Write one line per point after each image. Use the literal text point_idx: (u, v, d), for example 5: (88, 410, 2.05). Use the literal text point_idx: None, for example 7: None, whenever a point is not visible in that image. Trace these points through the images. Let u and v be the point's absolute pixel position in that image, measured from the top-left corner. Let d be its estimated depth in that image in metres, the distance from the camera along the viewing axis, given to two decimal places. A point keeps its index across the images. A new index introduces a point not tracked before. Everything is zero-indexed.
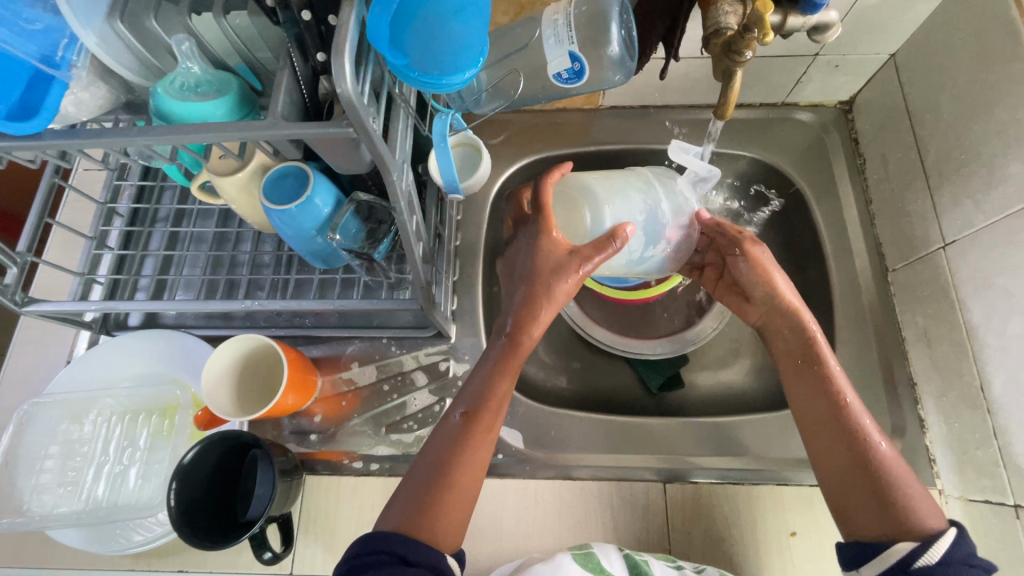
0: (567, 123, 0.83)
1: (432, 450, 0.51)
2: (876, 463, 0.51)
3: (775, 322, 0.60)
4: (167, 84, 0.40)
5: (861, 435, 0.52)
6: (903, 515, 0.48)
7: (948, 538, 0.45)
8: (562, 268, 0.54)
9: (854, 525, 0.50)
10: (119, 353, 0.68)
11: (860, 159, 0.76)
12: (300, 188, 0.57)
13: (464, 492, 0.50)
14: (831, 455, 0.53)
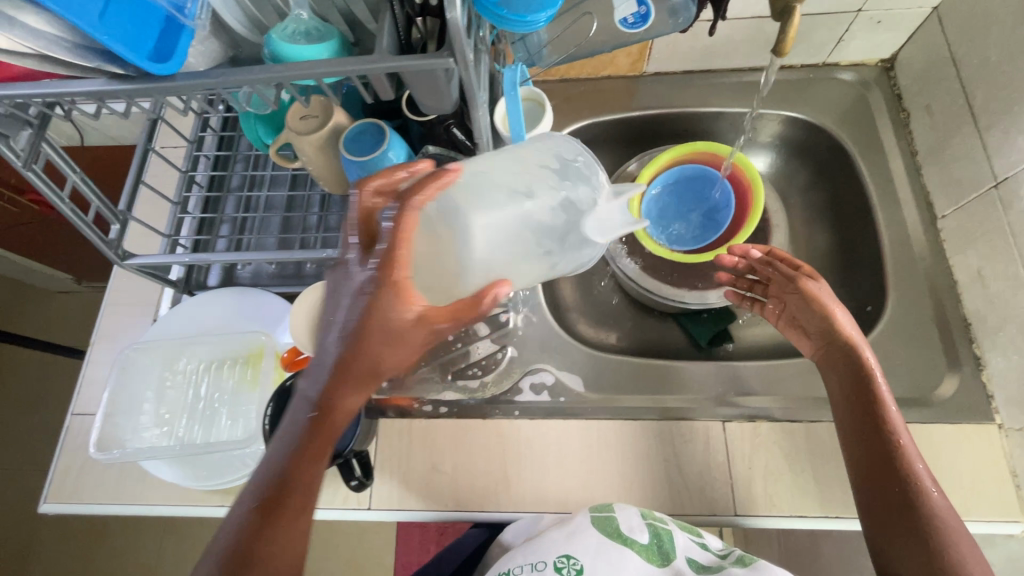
0: (611, 91, 0.86)
1: (247, 505, 0.47)
2: (925, 507, 0.53)
3: (830, 365, 0.62)
4: (281, 30, 0.46)
5: (911, 471, 0.55)
6: (950, 557, 0.50)
7: None
8: (400, 344, 0.44)
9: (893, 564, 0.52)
10: (201, 310, 0.74)
11: (904, 113, 0.78)
12: (376, 143, 0.62)
13: (291, 550, 0.47)
14: (880, 485, 0.55)
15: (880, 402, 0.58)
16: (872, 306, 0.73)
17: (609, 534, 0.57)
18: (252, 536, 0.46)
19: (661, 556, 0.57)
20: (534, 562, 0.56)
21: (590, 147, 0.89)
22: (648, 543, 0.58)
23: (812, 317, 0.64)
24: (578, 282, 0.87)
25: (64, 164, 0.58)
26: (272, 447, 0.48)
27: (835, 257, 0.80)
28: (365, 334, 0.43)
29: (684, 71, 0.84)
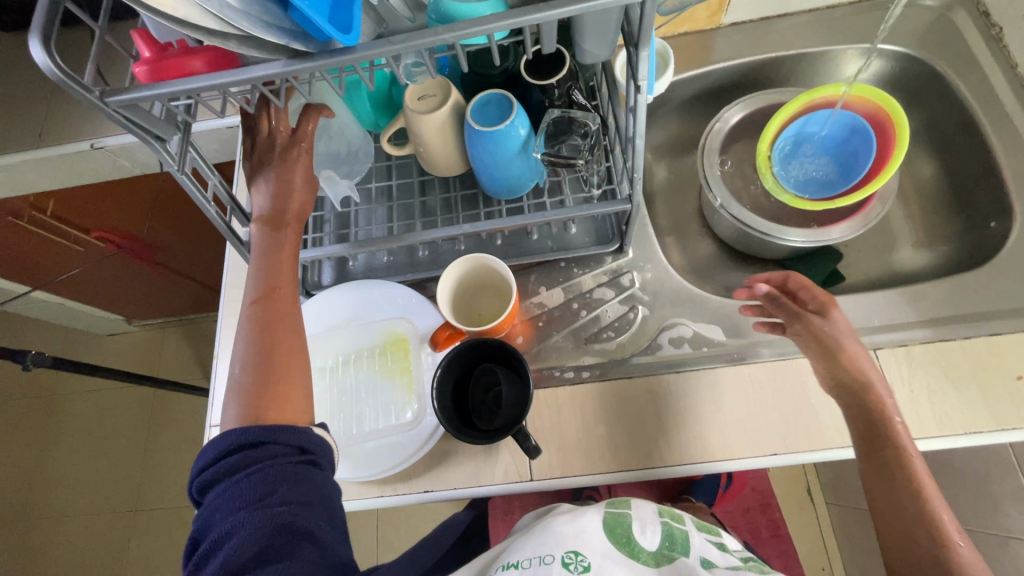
0: (689, 46, 0.87)
1: (248, 327, 0.55)
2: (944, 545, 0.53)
3: (849, 405, 0.60)
4: None
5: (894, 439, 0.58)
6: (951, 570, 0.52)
7: None
8: (311, 190, 0.57)
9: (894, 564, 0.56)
10: (327, 306, 0.74)
11: (994, 29, 0.78)
12: (504, 113, 0.61)
13: (301, 378, 0.54)
14: (900, 535, 0.56)
15: (896, 442, 0.58)
16: (995, 222, 0.73)
17: (618, 531, 0.58)
18: (265, 357, 0.53)
19: (677, 555, 0.57)
20: (542, 554, 0.54)
21: (673, 106, 0.89)
22: (655, 550, 0.58)
23: (825, 359, 0.62)
24: (680, 240, 0.87)
25: (206, 168, 0.58)
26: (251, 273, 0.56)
27: (942, 181, 0.80)
28: (281, 171, 0.55)
29: (761, 17, 0.85)
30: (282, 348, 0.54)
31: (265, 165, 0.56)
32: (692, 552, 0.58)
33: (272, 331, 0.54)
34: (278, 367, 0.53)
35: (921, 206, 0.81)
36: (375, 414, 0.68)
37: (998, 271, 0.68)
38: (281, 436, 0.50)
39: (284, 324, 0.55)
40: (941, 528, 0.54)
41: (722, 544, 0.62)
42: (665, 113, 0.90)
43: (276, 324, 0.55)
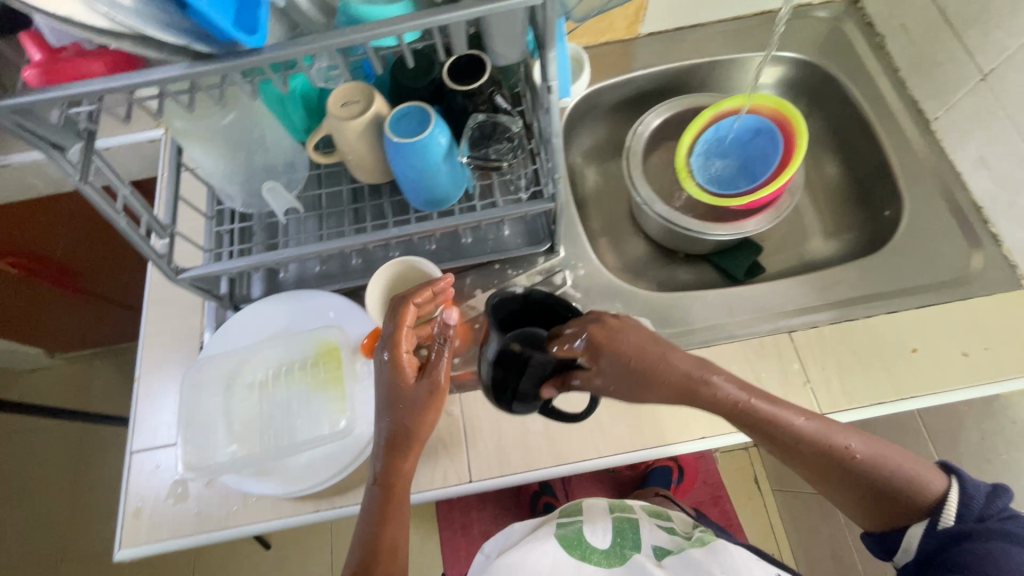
0: (613, 54, 0.91)
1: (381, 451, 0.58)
2: (857, 462, 0.55)
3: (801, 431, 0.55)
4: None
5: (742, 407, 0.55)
6: (906, 498, 0.54)
7: (952, 511, 0.53)
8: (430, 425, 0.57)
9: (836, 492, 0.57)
10: (257, 320, 0.72)
11: (877, 37, 0.86)
12: (424, 122, 0.62)
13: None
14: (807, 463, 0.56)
15: (742, 421, 0.56)
16: (889, 210, 0.79)
17: (571, 539, 0.66)
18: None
19: (627, 553, 0.65)
20: None
21: (600, 111, 0.93)
22: (608, 548, 0.66)
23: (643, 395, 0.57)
24: (612, 240, 0.90)
25: (116, 179, 0.56)
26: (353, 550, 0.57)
27: (843, 176, 0.87)
28: (401, 403, 0.56)
29: (674, 28, 0.90)
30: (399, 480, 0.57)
31: (393, 358, 0.57)
32: (642, 545, 0.66)
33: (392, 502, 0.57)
34: (389, 518, 0.57)
35: (825, 201, 0.88)
36: (308, 426, 0.66)
37: (891, 254, 0.74)
38: None
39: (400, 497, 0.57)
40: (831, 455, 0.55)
41: (671, 526, 0.72)
42: (593, 119, 0.93)
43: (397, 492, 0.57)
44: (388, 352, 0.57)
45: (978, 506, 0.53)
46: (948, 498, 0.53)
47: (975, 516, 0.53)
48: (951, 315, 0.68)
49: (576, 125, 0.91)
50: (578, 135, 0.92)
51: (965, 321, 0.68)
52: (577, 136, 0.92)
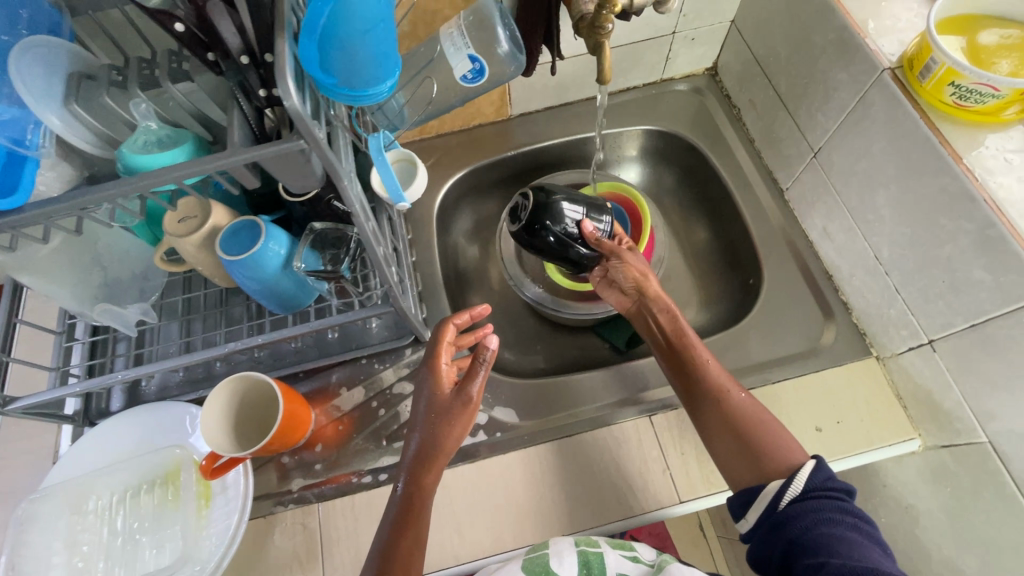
0: (487, 135, 0.92)
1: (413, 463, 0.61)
2: (733, 403, 0.64)
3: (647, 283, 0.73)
4: (131, 143, 0.46)
5: (683, 341, 0.69)
6: (766, 451, 0.60)
7: (805, 470, 0.57)
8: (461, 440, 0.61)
9: (703, 412, 0.65)
10: (108, 438, 0.69)
11: (735, 109, 0.90)
12: (256, 236, 0.62)
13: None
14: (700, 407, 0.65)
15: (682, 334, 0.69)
16: (752, 279, 0.81)
17: None
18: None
19: None
20: None
21: (479, 190, 0.94)
22: None
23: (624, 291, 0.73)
24: (495, 318, 0.90)
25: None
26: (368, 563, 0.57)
27: (713, 243, 0.89)
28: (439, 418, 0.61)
29: (545, 108, 0.93)
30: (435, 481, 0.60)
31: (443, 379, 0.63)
32: None
33: (418, 505, 0.58)
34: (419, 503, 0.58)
35: (699, 268, 0.89)
36: (151, 554, 0.63)
37: (749, 327, 0.75)
38: None
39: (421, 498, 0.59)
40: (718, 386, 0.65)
41: None
42: (473, 197, 0.94)
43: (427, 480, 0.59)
44: (460, 397, 0.61)
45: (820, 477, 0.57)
46: (802, 468, 0.57)
47: (815, 488, 0.56)
48: (804, 391, 0.69)
49: (455, 205, 0.92)
50: (458, 215, 0.93)
51: (817, 397, 0.69)
52: (458, 216, 0.93)
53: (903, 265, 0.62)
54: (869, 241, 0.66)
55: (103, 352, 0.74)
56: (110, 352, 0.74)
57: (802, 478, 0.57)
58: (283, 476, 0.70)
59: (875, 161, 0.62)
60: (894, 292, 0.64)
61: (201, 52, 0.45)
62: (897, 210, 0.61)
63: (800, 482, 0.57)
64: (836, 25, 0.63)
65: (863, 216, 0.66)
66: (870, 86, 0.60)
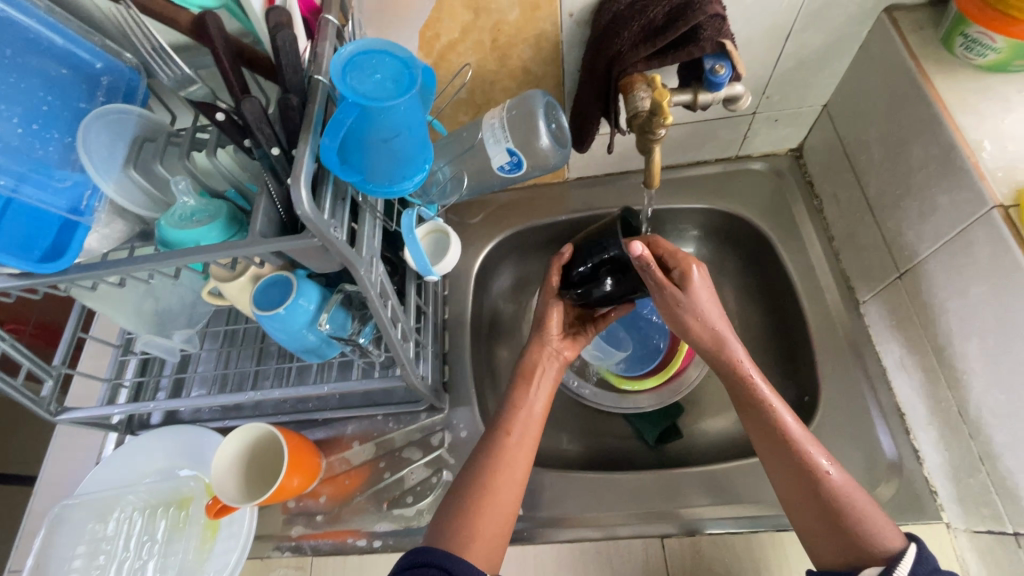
0: (539, 196, 0.89)
1: (478, 450, 0.63)
2: (825, 486, 0.53)
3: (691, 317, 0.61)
4: (169, 217, 0.49)
5: (765, 401, 0.57)
6: (861, 538, 0.51)
7: (912, 556, 0.48)
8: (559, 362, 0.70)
9: (785, 484, 0.56)
10: (141, 452, 0.74)
11: (817, 200, 0.81)
12: (286, 293, 0.63)
13: (491, 532, 0.57)
14: (788, 480, 0.55)
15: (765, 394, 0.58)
16: (808, 397, 0.72)
17: None
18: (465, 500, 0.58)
19: None
20: None
21: (525, 250, 0.91)
22: None
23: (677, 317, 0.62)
24: None
25: (20, 355, 0.58)
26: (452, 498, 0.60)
27: (770, 343, 0.80)
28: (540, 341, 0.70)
29: (604, 174, 0.88)
30: (510, 462, 0.61)
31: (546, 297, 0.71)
32: None
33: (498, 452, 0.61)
34: (494, 477, 0.60)
35: (751, 368, 0.81)
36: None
37: None
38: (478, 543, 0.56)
39: (494, 479, 0.60)
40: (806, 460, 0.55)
41: None
42: (518, 256, 0.91)
43: (497, 462, 0.60)
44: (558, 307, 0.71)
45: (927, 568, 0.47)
46: (904, 554, 0.48)
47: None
48: None
49: (497, 263, 0.90)
50: (500, 273, 0.91)
51: None
52: (499, 274, 0.91)
53: (992, 434, 0.52)
54: (954, 392, 0.56)
55: (151, 371, 0.79)
56: (157, 372, 0.79)
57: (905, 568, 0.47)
58: (285, 521, 0.71)
59: (972, 308, 0.53)
60: (977, 459, 0.54)
61: (239, 137, 0.46)
62: (992, 368, 0.51)
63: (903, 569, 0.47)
64: (942, 141, 0.54)
65: (950, 363, 0.56)
66: (974, 222, 0.51)
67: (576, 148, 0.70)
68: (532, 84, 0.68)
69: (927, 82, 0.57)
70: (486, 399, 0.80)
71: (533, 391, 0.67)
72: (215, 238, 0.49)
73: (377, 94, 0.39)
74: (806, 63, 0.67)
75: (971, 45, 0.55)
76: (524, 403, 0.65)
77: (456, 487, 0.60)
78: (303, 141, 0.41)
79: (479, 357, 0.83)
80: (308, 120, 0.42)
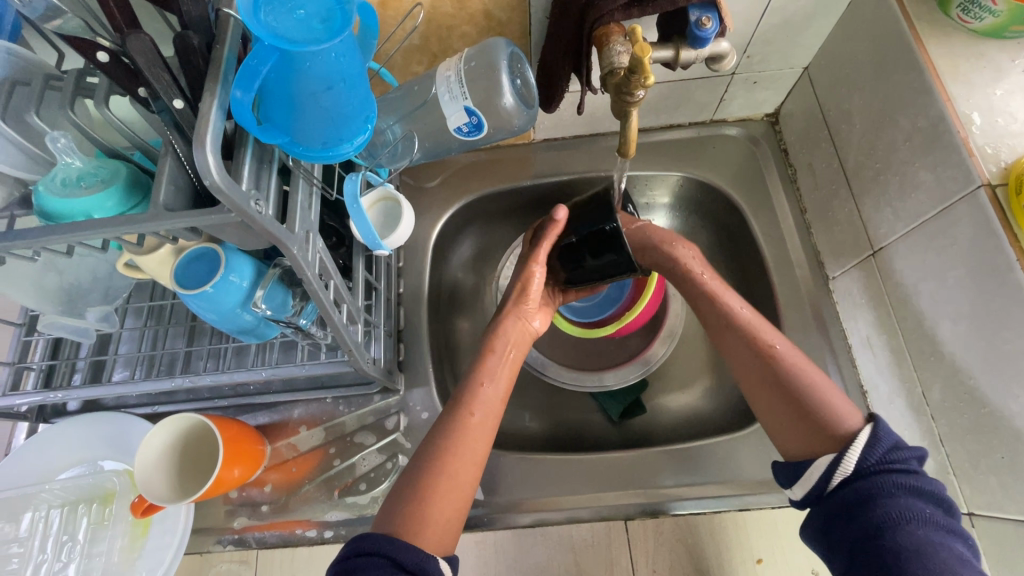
0: (503, 159, 0.83)
1: (438, 426, 0.57)
2: (778, 364, 0.55)
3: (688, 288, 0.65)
4: (48, 181, 0.40)
5: (712, 291, 0.62)
6: (818, 417, 0.52)
7: (861, 439, 0.49)
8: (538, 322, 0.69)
9: (741, 371, 0.58)
10: (56, 442, 0.66)
11: (791, 169, 0.77)
12: (213, 269, 0.56)
13: (441, 514, 0.51)
14: (745, 374, 0.57)
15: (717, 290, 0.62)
16: None
17: None
18: (423, 469, 0.54)
19: None
20: None
21: (488, 218, 0.85)
22: None
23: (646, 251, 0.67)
24: None
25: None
26: (400, 481, 0.54)
27: None
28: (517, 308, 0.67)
29: (573, 135, 0.82)
30: (467, 444, 0.55)
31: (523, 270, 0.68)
32: None
33: (454, 423, 0.56)
34: (449, 458, 0.54)
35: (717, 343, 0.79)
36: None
37: (756, 434, 0.66)
38: (424, 540, 0.50)
39: (455, 449, 0.55)
40: (763, 346, 0.57)
41: None
42: (479, 224, 0.85)
43: (456, 443, 0.55)
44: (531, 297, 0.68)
45: (879, 452, 0.48)
46: (857, 435, 0.49)
47: (874, 462, 0.48)
48: None
49: (457, 232, 0.83)
50: (460, 243, 0.84)
51: None
52: (459, 244, 0.84)
53: (953, 417, 0.52)
54: (920, 374, 0.56)
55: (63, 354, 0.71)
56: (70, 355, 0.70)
57: (857, 451, 0.48)
58: (226, 513, 0.66)
59: (947, 290, 0.52)
60: (938, 441, 0.55)
61: (132, 84, 0.37)
62: (963, 352, 0.51)
63: (853, 455, 0.48)
64: (932, 113, 0.51)
65: (921, 346, 0.55)
66: (958, 201, 0.49)
67: (544, 107, 0.63)
68: (496, 32, 0.60)
69: (920, 45, 0.53)
70: (444, 376, 0.75)
71: (499, 369, 0.61)
72: (112, 209, 0.41)
73: (304, 36, 0.32)
74: (793, 19, 0.62)
75: (969, 7, 0.50)
76: (494, 381, 0.60)
77: (412, 465, 0.55)
78: (208, 91, 0.33)
79: (438, 334, 0.77)
80: (216, 66, 0.34)
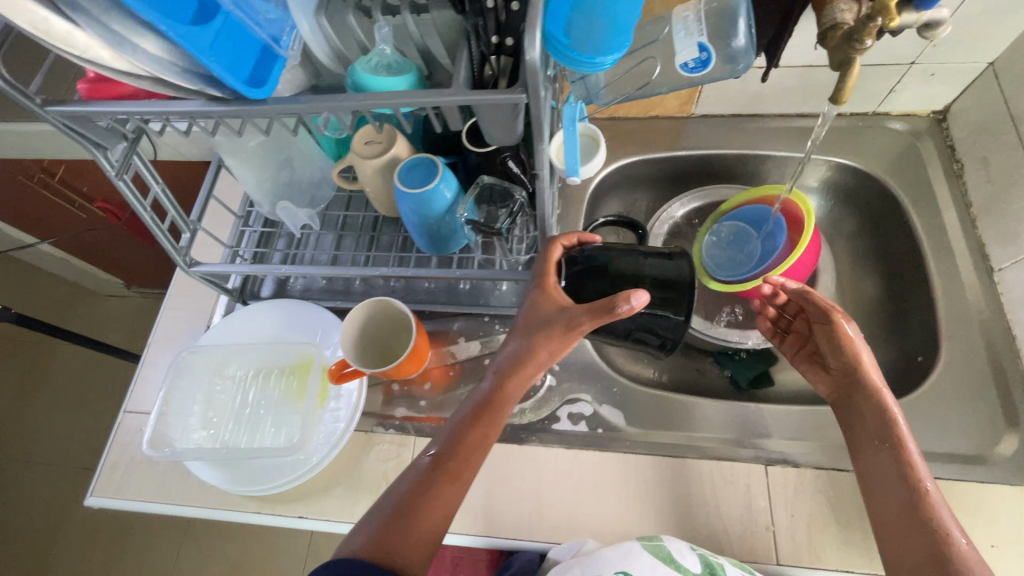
0: (661, 129, 0.88)
1: (422, 465, 0.55)
2: (951, 550, 0.48)
3: (854, 413, 0.60)
4: (366, 62, 0.49)
5: (899, 441, 0.56)
6: None
7: None
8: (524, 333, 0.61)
9: (904, 540, 0.51)
10: (261, 317, 0.77)
11: (957, 164, 0.78)
12: (429, 176, 0.64)
13: (407, 549, 0.49)
14: (907, 546, 0.50)
15: (902, 446, 0.55)
16: (922, 356, 0.72)
17: None
18: (398, 508, 0.51)
19: None
20: None
21: (635, 183, 0.91)
22: None
23: (836, 352, 0.64)
24: None
25: (149, 176, 0.63)
26: (373, 507, 0.53)
27: (882, 304, 0.79)
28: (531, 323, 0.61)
29: (730, 114, 0.87)
30: (445, 497, 0.53)
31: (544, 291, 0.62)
32: None
33: (437, 473, 0.54)
34: (423, 502, 0.52)
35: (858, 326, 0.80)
36: (269, 432, 0.69)
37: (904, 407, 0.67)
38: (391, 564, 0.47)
39: (427, 498, 0.52)
40: (937, 524, 0.50)
41: None
42: (626, 188, 0.91)
43: (435, 490, 0.53)
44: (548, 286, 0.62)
45: None
46: None
47: None
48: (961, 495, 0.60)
49: (607, 192, 0.89)
50: (607, 203, 0.90)
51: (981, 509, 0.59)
52: (607, 204, 0.90)
53: None
54: None
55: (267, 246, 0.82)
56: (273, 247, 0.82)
57: None
58: (389, 402, 0.74)
59: None
60: None
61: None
62: None
63: None
64: None
65: None
66: None
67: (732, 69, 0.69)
68: None
69: None
70: None
71: (494, 424, 0.58)
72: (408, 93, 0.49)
73: None
74: (993, 9, 0.64)
75: None
76: (465, 431, 0.57)
77: (382, 500, 0.53)
78: None
79: None
80: None
